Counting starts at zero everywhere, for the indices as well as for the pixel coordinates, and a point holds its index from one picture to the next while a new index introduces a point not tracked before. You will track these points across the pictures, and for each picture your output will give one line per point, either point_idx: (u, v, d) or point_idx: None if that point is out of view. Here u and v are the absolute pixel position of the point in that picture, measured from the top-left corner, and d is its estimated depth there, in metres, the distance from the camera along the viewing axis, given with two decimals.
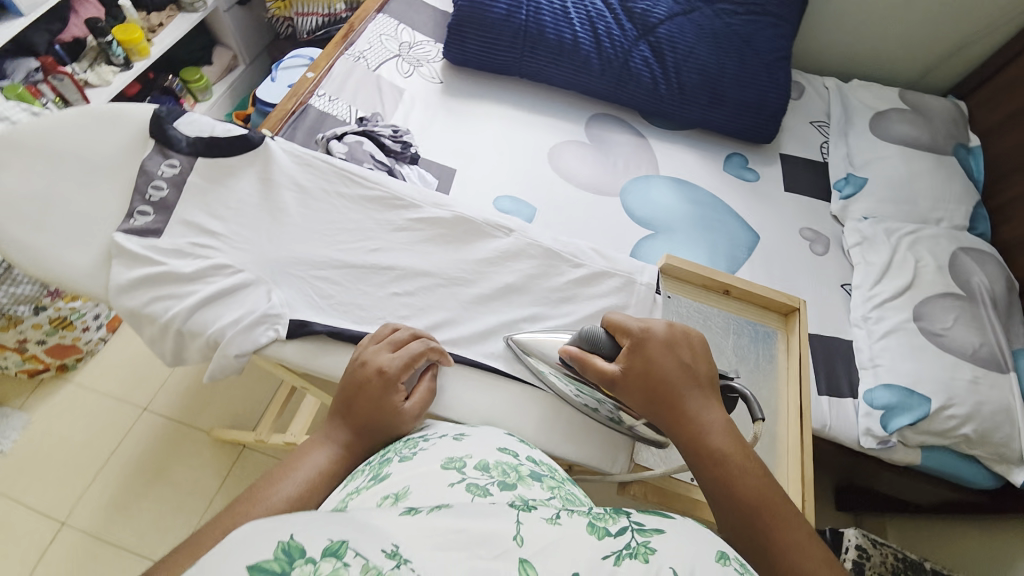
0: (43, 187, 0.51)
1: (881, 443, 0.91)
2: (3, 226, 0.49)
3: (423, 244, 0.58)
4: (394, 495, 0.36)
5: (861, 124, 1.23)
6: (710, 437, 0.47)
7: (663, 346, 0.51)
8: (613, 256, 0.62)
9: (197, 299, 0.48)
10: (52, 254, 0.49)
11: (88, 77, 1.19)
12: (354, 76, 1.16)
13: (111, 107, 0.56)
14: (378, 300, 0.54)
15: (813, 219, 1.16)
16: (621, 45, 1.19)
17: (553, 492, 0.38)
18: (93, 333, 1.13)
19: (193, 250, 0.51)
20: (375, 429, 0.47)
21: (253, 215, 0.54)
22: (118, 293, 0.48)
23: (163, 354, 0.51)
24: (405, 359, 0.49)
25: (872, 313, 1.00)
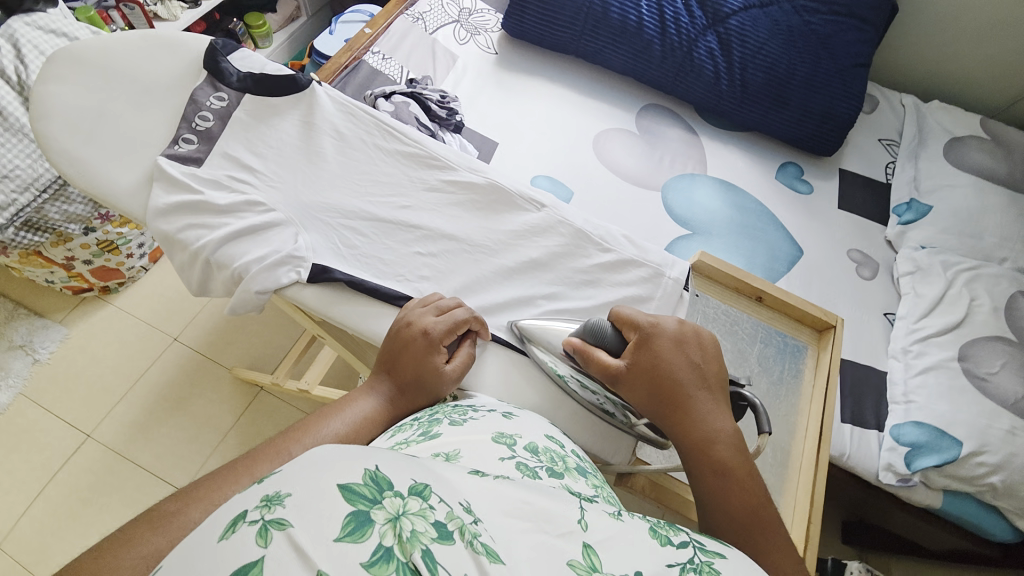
0: (99, 105, 0.53)
1: (901, 479, 0.86)
2: (58, 138, 0.51)
3: (454, 207, 0.57)
4: (445, 454, 0.37)
5: (935, 147, 1.14)
6: (713, 446, 0.46)
7: (672, 345, 0.49)
8: (644, 245, 0.59)
9: (227, 231, 0.49)
10: (101, 169, 0.51)
11: (157, 10, 1.19)
12: (410, 38, 1.15)
13: (172, 35, 0.57)
14: (401, 256, 0.54)
15: (865, 241, 1.09)
16: (687, 33, 1.13)
17: (598, 491, 0.39)
18: (136, 261, 1.20)
19: (230, 183, 0.51)
20: (417, 388, 0.47)
21: (291, 155, 0.54)
22: (155, 216, 0.50)
23: (190, 282, 0.52)
24: (450, 324, 0.49)
25: (913, 347, 0.95)
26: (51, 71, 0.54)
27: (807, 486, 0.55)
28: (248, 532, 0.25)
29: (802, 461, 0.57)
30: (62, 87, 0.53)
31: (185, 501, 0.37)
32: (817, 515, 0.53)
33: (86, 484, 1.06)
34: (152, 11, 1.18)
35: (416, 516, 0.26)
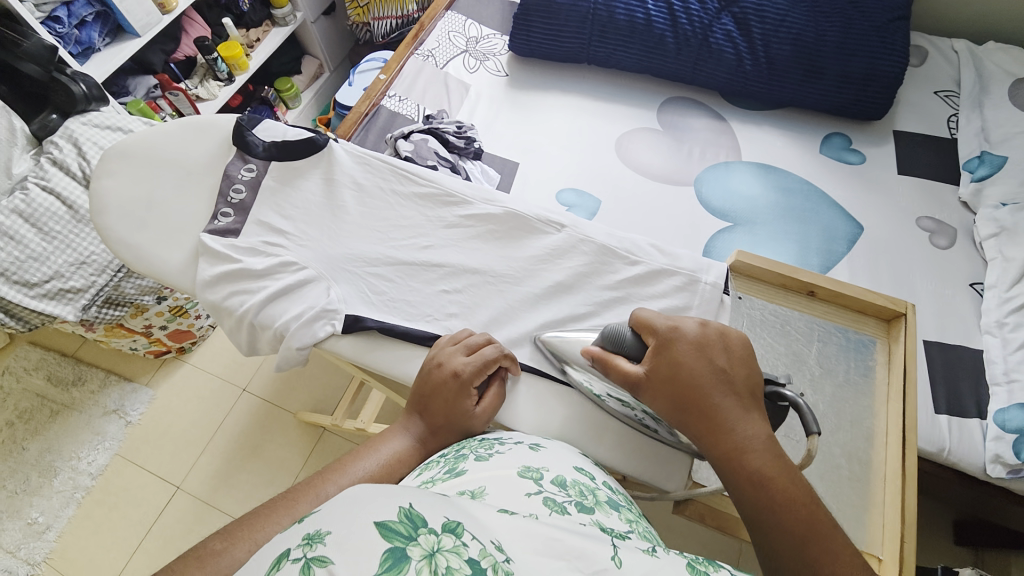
0: (146, 194, 0.57)
1: (1013, 473, 0.75)
2: (116, 227, 0.55)
3: (474, 241, 0.57)
4: (471, 491, 0.37)
5: (1000, 93, 1.03)
6: (749, 453, 0.43)
7: (692, 349, 0.47)
8: (674, 253, 0.57)
9: (267, 294, 0.52)
10: (154, 253, 0.55)
11: (199, 91, 1.31)
12: (423, 76, 1.20)
13: (205, 116, 0.61)
14: (427, 296, 0.55)
15: (933, 207, 0.99)
16: (701, 20, 1.09)
17: (632, 526, 0.37)
18: (204, 320, 1.29)
19: (265, 248, 0.55)
20: (446, 430, 0.48)
21: (316, 214, 0.57)
22: (203, 288, 0.53)
23: (240, 344, 0.55)
24: (479, 364, 0.49)
25: (1010, 318, 0.84)
26: (101, 168, 0.58)
27: (895, 498, 0.50)
28: (292, 570, 0.25)
29: (886, 470, 0.53)
30: (114, 181, 0.57)
31: (230, 539, 0.38)
32: (912, 532, 0.48)
33: (178, 536, 1.14)
34: (195, 94, 1.31)
35: (451, 553, 0.26)
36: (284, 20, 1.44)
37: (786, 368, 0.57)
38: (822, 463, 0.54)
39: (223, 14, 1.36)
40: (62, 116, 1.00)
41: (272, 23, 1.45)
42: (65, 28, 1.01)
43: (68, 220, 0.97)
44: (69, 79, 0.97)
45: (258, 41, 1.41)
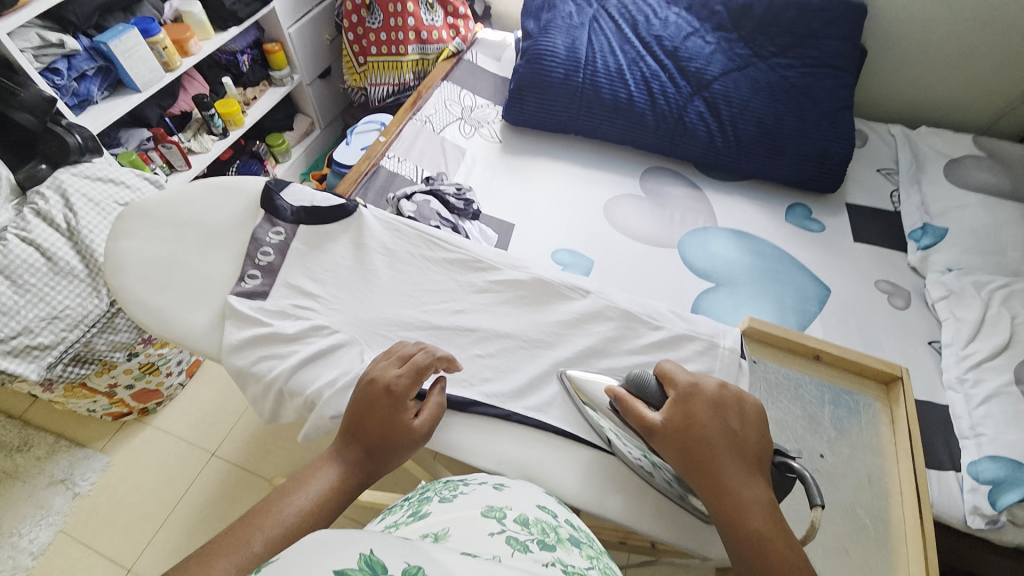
0: (168, 254, 0.57)
1: (989, 523, 0.80)
2: (135, 289, 0.55)
3: (502, 304, 0.60)
4: (434, 534, 0.36)
5: (934, 171, 1.17)
6: (750, 515, 0.45)
7: (706, 408, 0.49)
8: (692, 318, 0.61)
9: (298, 359, 0.51)
10: (174, 315, 0.54)
11: (192, 145, 1.32)
12: (421, 139, 1.25)
13: (231, 178, 0.62)
14: (462, 361, 0.56)
15: (891, 271, 1.10)
16: (675, 102, 1.20)
17: (592, 563, 0.36)
18: (174, 378, 1.23)
19: (295, 311, 0.55)
20: (384, 448, 0.48)
21: (346, 276, 0.58)
22: (230, 352, 0.52)
23: (262, 412, 0.54)
24: (414, 375, 0.49)
25: (968, 375, 0.91)
26: (118, 228, 0.58)
27: (919, 558, 0.54)
28: None
29: (906, 531, 0.56)
30: (133, 242, 0.57)
31: None
32: None
33: None
34: (187, 147, 1.32)
35: None
36: (282, 80, 1.50)
37: (804, 432, 0.61)
38: (850, 526, 0.57)
39: (223, 73, 1.40)
40: (51, 166, 0.97)
41: (270, 83, 1.50)
42: (64, 80, 1.00)
43: (45, 273, 0.91)
44: (65, 130, 0.97)
45: (255, 99, 1.46)
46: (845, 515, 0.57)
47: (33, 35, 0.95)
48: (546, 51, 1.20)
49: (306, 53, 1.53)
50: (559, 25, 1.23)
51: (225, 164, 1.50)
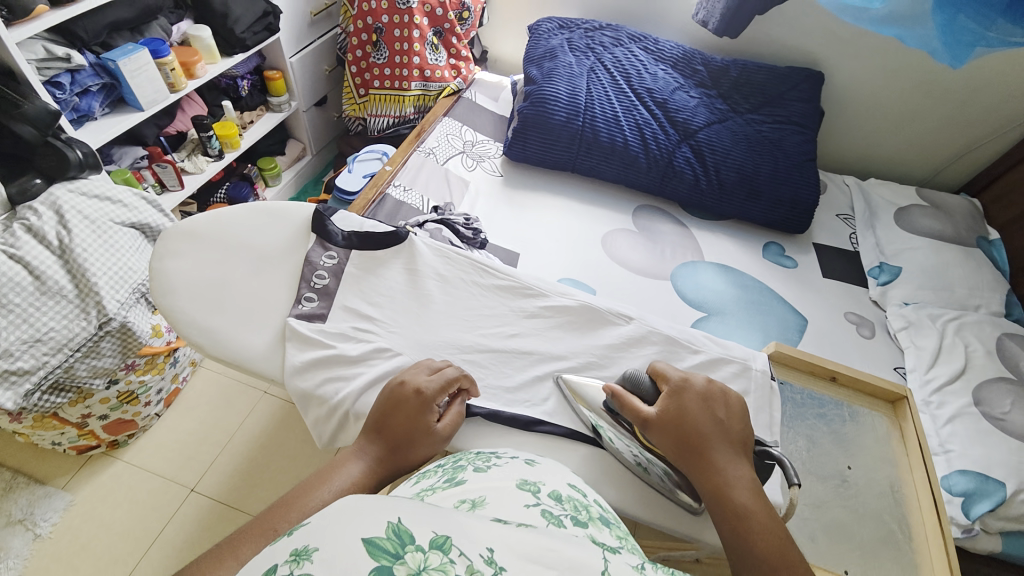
0: (221, 276, 0.65)
1: (964, 531, 0.87)
2: (192, 311, 0.63)
3: (555, 329, 0.69)
4: (472, 501, 0.39)
5: (885, 218, 1.31)
6: (735, 490, 0.50)
7: (695, 397, 0.56)
8: (726, 342, 0.68)
9: (363, 380, 0.60)
10: (230, 331, 0.62)
11: (185, 165, 1.31)
12: (425, 170, 1.29)
13: (276, 207, 0.72)
14: (524, 381, 0.64)
15: (855, 303, 1.19)
16: (665, 147, 1.30)
17: (621, 541, 0.38)
18: (152, 408, 1.16)
19: (356, 333, 0.64)
20: (404, 445, 0.53)
21: (400, 297, 0.68)
22: (294, 375, 0.60)
23: (320, 437, 0.60)
24: (441, 383, 0.56)
25: (932, 397, 1.00)
26: (166, 248, 0.66)
27: (941, 556, 0.59)
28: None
29: (927, 535, 0.62)
30: (188, 267, 0.65)
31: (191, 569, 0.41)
32: None
33: None
34: (181, 167, 1.30)
35: (437, 571, 0.27)
36: (280, 106, 1.50)
37: (831, 449, 0.69)
38: (883, 535, 0.63)
39: (222, 97, 1.40)
40: (46, 181, 0.93)
41: (267, 108, 1.51)
42: (65, 95, 0.98)
43: (31, 291, 0.86)
44: (65, 144, 0.93)
45: (251, 123, 1.47)
46: (874, 522, 0.64)
47: (38, 47, 0.92)
48: (549, 95, 1.29)
49: (304, 82, 1.54)
50: (561, 72, 1.33)
51: (215, 186, 1.47)
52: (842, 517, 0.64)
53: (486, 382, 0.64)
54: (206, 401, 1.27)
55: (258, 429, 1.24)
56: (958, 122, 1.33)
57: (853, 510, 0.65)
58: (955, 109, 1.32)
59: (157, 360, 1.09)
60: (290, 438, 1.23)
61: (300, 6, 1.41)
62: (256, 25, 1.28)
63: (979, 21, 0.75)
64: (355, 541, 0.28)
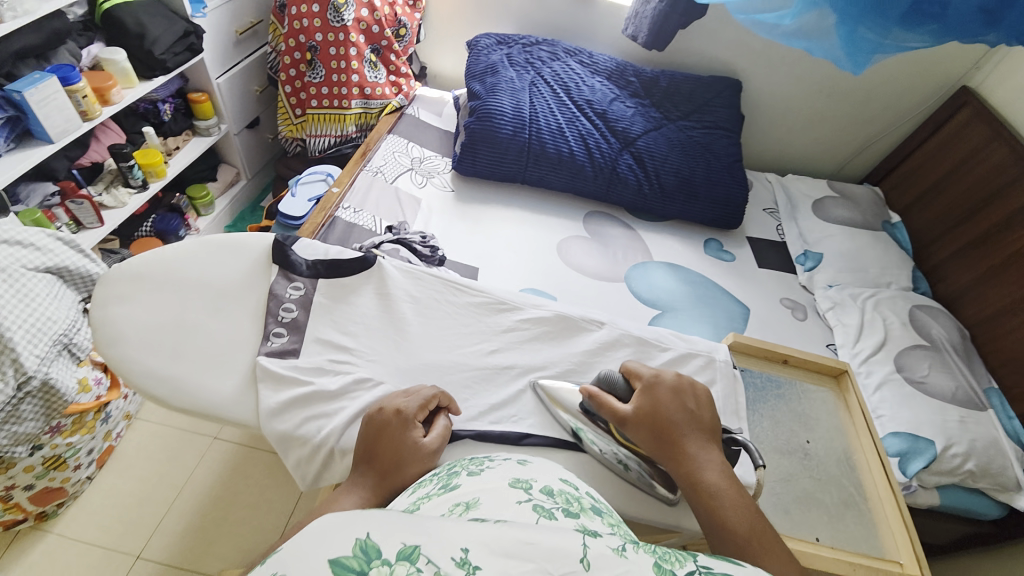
0: (176, 317, 0.62)
1: (904, 488, 0.96)
2: (144, 360, 0.59)
3: (533, 341, 0.70)
4: (466, 503, 0.38)
5: (805, 209, 1.44)
6: (707, 473, 0.54)
7: (666, 392, 0.59)
8: (691, 338, 0.74)
9: (345, 417, 0.59)
10: (194, 377, 0.59)
11: (103, 199, 1.22)
12: (375, 190, 1.26)
13: (233, 238, 0.69)
14: (509, 397, 0.65)
15: (787, 290, 1.30)
16: (609, 155, 1.36)
17: (614, 528, 0.38)
18: (84, 471, 1.06)
19: (334, 366, 0.63)
20: (397, 465, 0.52)
21: (379, 326, 0.67)
22: (270, 418, 0.58)
23: (304, 477, 0.59)
24: (421, 400, 0.57)
25: (861, 367, 1.10)
26: (112, 292, 0.63)
27: (894, 511, 0.68)
28: None
29: (878, 492, 0.70)
30: (139, 311, 0.62)
31: None
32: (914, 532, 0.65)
33: None
34: (98, 201, 1.21)
35: None
36: (208, 131, 1.42)
37: (793, 425, 0.75)
38: (846, 500, 0.70)
39: (141, 122, 1.30)
40: None
41: (193, 132, 1.43)
42: None
43: None
44: None
45: (177, 149, 1.38)
46: (836, 488, 0.71)
47: None
48: (494, 110, 1.31)
49: (234, 103, 1.46)
50: (504, 87, 1.35)
51: (140, 219, 1.38)
52: (810, 487, 0.70)
53: (470, 402, 0.64)
54: (147, 456, 1.17)
55: (210, 479, 1.15)
56: (858, 120, 1.50)
57: (817, 479, 0.71)
58: (852, 112, 1.49)
59: (85, 418, 1.01)
60: (249, 485, 1.15)
61: (223, 24, 1.34)
62: (176, 45, 1.20)
63: (877, 31, 0.84)
64: (320, 564, 0.28)
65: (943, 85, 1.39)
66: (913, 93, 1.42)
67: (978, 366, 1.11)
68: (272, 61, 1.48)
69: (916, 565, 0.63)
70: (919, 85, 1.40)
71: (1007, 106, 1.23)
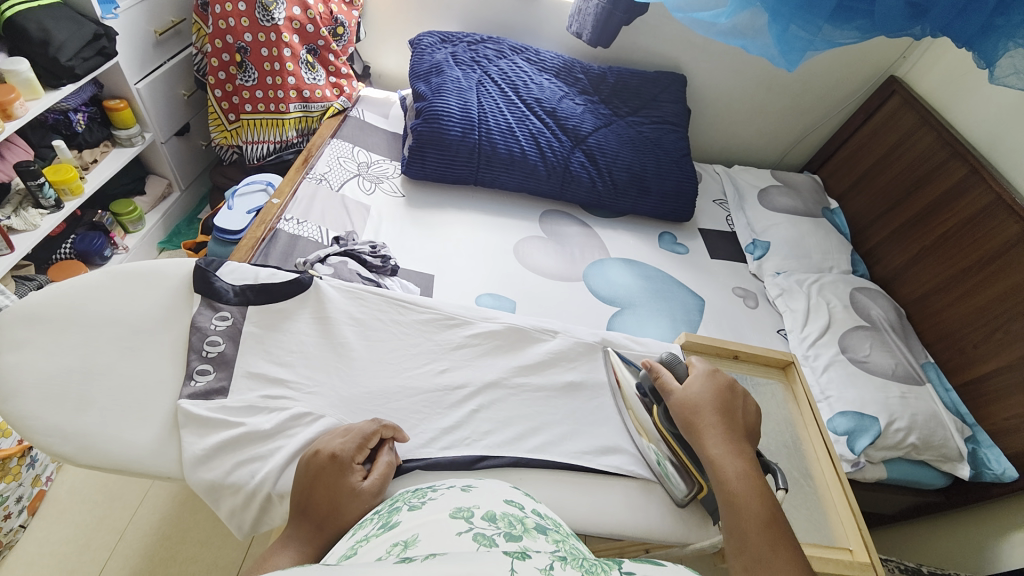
0: (84, 363, 0.59)
1: (853, 465, 1.01)
2: (46, 414, 0.56)
3: (483, 356, 0.71)
4: (404, 542, 0.36)
5: (752, 199, 1.48)
6: (735, 460, 0.57)
7: (712, 385, 0.64)
8: (645, 341, 0.76)
9: (282, 457, 0.57)
10: (109, 428, 0.57)
11: (11, 222, 1.11)
12: (319, 199, 1.20)
13: (147, 267, 0.66)
14: (458, 416, 0.65)
15: (740, 279, 1.34)
16: (561, 154, 1.35)
17: (559, 545, 0.36)
18: (14, 520, 0.98)
19: (267, 403, 0.61)
20: (334, 515, 0.50)
21: (317, 354, 0.66)
22: (197, 467, 0.56)
23: (241, 524, 0.57)
24: (358, 441, 0.55)
25: (810, 351, 1.15)
26: (6, 338, 0.58)
27: (842, 498, 0.71)
28: None
29: (826, 480, 0.73)
30: (38, 360, 0.58)
31: None
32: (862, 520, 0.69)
33: None
34: (4, 225, 1.09)
35: None
36: (130, 140, 1.31)
37: None
38: (795, 490, 0.72)
39: (51, 135, 1.19)
40: None
41: (113, 143, 1.31)
42: None
43: None
44: None
45: (95, 162, 1.26)
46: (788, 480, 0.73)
47: None
48: (441, 111, 1.27)
49: (158, 111, 1.36)
50: (449, 87, 1.32)
51: (56, 240, 1.26)
52: None
53: (420, 428, 0.63)
54: (82, 501, 1.07)
55: (156, 518, 1.06)
56: (797, 110, 1.56)
57: None
58: (789, 105, 1.56)
59: (7, 465, 0.94)
60: (200, 520, 1.07)
61: (139, 24, 1.23)
62: (85, 50, 1.09)
63: (808, 29, 0.87)
64: None
65: (874, 74, 1.46)
66: (847, 82, 1.48)
67: (915, 342, 1.18)
68: (199, 63, 1.38)
69: (864, 550, 0.67)
70: (854, 75, 1.46)
71: (932, 94, 1.32)
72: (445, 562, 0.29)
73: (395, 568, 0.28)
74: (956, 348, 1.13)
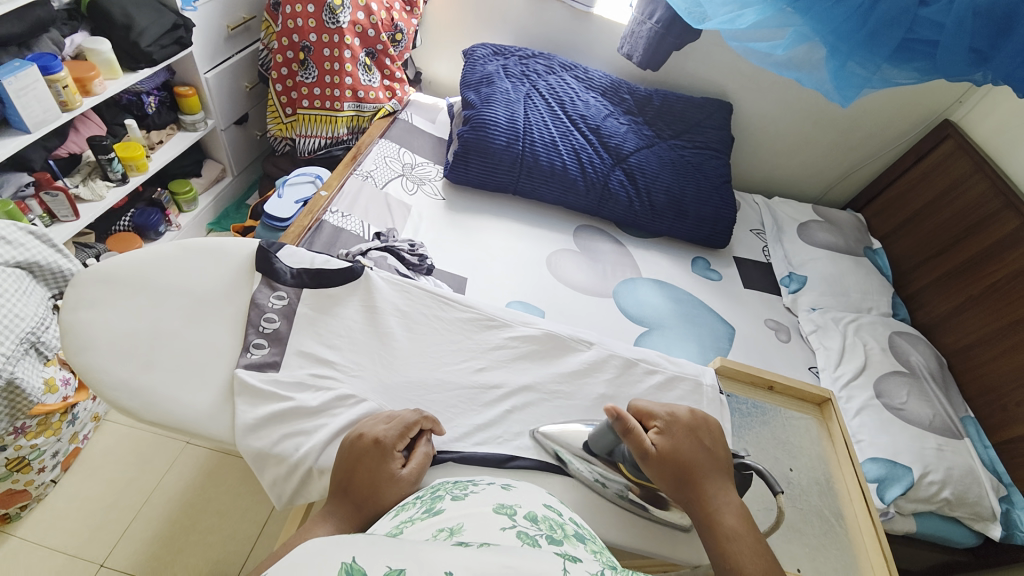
0: (150, 326, 0.63)
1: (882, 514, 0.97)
2: (112, 370, 0.60)
3: (520, 360, 0.72)
4: (450, 528, 0.37)
5: (791, 231, 1.45)
6: (725, 517, 0.55)
7: (684, 429, 0.60)
8: (679, 361, 0.76)
9: (323, 436, 0.59)
10: (167, 390, 0.60)
11: (79, 191, 1.19)
12: (364, 195, 1.24)
13: (213, 243, 0.70)
14: (491, 416, 0.66)
15: (773, 311, 1.31)
16: (601, 171, 1.36)
17: (598, 555, 0.37)
18: (49, 473, 1.03)
19: (312, 382, 0.63)
20: (373, 498, 0.52)
21: (363, 341, 0.68)
22: (246, 435, 0.59)
23: (279, 495, 0.59)
24: (400, 429, 0.56)
25: (843, 392, 1.11)
26: (82, 297, 0.63)
27: (875, 546, 0.68)
28: None
29: (858, 522, 0.71)
30: (109, 318, 0.62)
31: None
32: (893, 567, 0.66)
33: None
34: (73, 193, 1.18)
35: None
36: (194, 125, 1.38)
37: (776, 452, 0.75)
38: (822, 529, 0.70)
39: (123, 114, 1.27)
40: None
41: (178, 126, 1.39)
42: None
43: None
44: None
45: (160, 143, 1.34)
46: (818, 519, 0.71)
47: None
48: (488, 120, 1.31)
49: (222, 99, 1.44)
50: (499, 98, 1.35)
51: (118, 213, 1.34)
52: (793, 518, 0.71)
53: (455, 422, 0.65)
54: (114, 460, 1.12)
55: (181, 485, 1.10)
56: (844, 146, 1.54)
57: (800, 509, 0.71)
58: (837, 141, 1.54)
59: (50, 420, 1.00)
60: (222, 493, 1.10)
61: (214, 18, 1.31)
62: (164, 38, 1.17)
63: (867, 67, 0.87)
64: None
65: (928, 116, 1.43)
66: (900, 122, 1.46)
67: (956, 394, 1.13)
68: (264, 58, 1.45)
69: None
70: (907, 115, 1.44)
71: (990, 140, 1.28)
72: (489, 550, 0.30)
73: (445, 551, 0.29)
74: (999, 405, 1.08)
